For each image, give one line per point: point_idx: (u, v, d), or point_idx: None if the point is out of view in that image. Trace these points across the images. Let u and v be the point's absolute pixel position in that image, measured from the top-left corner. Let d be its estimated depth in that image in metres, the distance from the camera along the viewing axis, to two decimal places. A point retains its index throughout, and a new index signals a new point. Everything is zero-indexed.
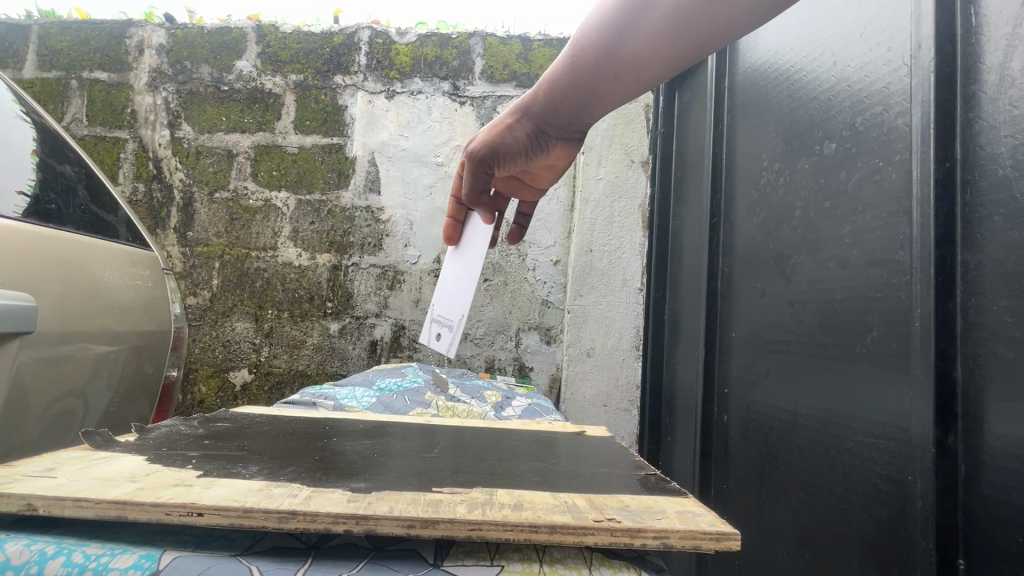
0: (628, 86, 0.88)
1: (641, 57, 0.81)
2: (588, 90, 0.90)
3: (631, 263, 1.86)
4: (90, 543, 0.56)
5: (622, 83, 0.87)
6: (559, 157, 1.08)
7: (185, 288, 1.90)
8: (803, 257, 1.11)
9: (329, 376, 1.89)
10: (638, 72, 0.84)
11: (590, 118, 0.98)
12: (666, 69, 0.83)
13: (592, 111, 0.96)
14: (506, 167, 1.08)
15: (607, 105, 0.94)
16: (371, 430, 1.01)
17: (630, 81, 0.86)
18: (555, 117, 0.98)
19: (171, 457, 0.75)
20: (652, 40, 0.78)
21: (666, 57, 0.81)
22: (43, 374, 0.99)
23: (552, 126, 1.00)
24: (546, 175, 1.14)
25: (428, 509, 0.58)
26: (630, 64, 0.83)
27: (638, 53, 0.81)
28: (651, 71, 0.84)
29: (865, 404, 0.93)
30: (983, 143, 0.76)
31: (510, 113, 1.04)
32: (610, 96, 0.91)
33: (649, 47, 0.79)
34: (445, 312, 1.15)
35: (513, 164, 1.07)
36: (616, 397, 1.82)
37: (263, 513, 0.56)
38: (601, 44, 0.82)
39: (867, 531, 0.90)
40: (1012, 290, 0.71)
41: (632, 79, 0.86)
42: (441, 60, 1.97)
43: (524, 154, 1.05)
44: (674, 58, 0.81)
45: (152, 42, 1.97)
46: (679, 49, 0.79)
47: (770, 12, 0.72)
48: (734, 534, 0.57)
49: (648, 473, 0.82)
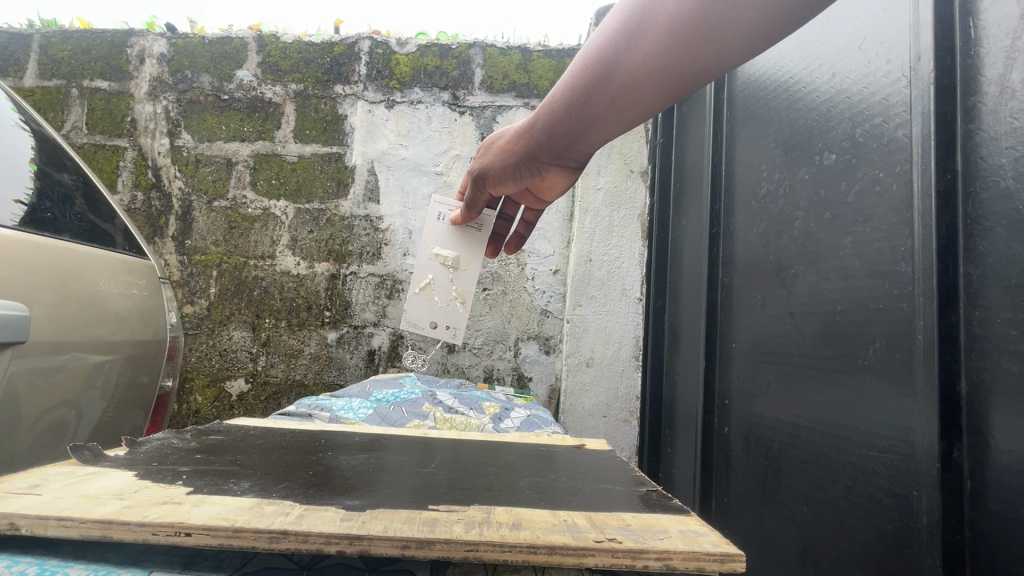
0: (626, 112, 0.84)
1: (638, 82, 0.78)
2: (585, 115, 0.87)
3: (631, 273, 1.82)
4: (74, 565, 0.54)
5: (619, 109, 0.84)
6: (555, 180, 1.07)
7: (183, 297, 1.89)
8: (803, 267, 1.10)
9: (327, 387, 1.88)
10: (645, 96, 0.80)
11: (589, 146, 0.95)
12: (664, 96, 0.80)
13: (590, 139, 0.93)
14: (497, 187, 1.12)
15: (606, 133, 0.90)
16: (368, 444, 0.99)
17: (632, 109, 0.83)
18: (552, 142, 0.96)
19: (160, 472, 0.73)
20: (650, 63, 0.75)
21: (673, 80, 0.76)
22: (34, 384, 0.97)
23: (548, 150, 0.98)
24: (547, 195, 1.14)
25: (425, 529, 0.57)
26: (625, 90, 0.80)
27: (635, 76, 0.78)
28: (650, 95, 0.80)
29: (869, 416, 0.91)
30: (984, 155, 0.75)
31: (510, 133, 1.04)
32: (609, 124, 0.88)
33: (649, 71, 0.76)
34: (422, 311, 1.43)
35: (505, 181, 1.09)
36: (616, 408, 1.76)
37: (253, 532, 0.54)
38: (598, 66, 0.80)
39: (872, 547, 0.88)
40: (1016, 303, 0.70)
41: (629, 106, 0.82)
42: (441, 70, 1.98)
43: (516, 171, 1.05)
44: (671, 83, 0.77)
45: (153, 51, 1.97)
46: (678, 73, 0.75)
47: (770, 36, 0.69)
48: (739, 555, 0.56)
49: (648, 489, 0.81)
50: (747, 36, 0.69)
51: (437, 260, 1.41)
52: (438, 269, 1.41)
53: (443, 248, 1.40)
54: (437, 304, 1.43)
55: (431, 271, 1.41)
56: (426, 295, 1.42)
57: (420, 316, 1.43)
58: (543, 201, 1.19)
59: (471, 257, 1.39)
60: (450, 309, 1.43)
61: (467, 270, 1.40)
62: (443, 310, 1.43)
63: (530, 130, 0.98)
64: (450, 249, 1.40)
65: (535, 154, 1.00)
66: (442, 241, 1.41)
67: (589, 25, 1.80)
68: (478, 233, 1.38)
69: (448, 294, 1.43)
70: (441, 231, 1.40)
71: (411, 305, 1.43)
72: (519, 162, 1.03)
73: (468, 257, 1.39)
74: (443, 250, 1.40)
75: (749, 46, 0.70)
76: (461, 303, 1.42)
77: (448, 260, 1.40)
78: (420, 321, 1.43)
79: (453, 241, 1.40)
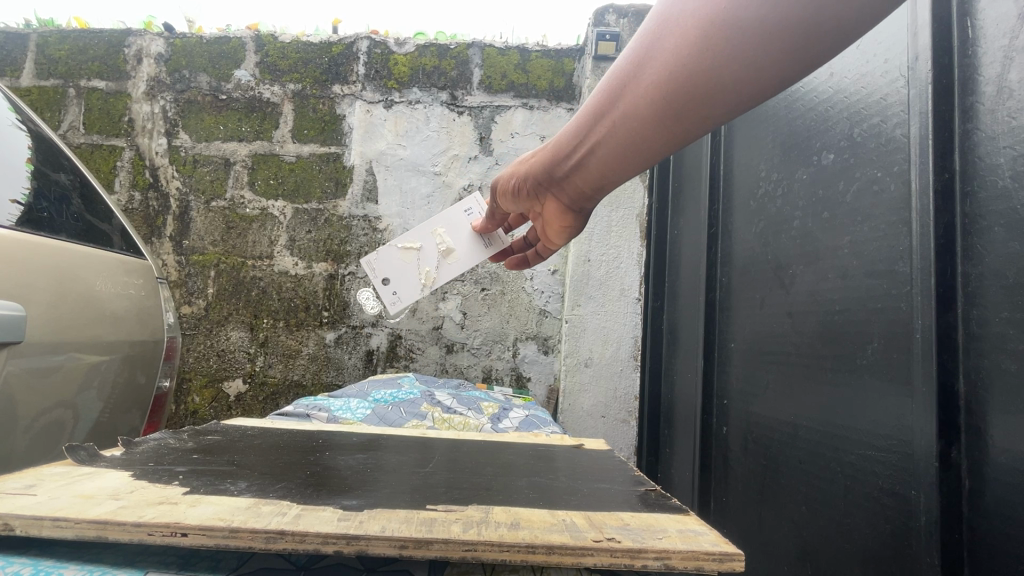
0: (628, 153, 0.73)
1: (633, 120, 0.67)
2: (592, 144, 0.77)
3: (630, 273, 1.77)
4: (69, 566, 0.54)
5: (618, 149, 0.73)
6: (564, 216, 0.98)
7: (180, 297, 1.89)
8: (802, 266, 1.10)
9: (325, 387, 1.87)
10: (650, 137, 0.68)
11: (597, 184, 0.85)
12: (667, 141, 0.67)
13: (596, 176, 0.82)
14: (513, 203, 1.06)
15: (613, 173, 0.80)
16: (366, 444, 0.99)
17: (638, 149, 0.71)
18: (559, 171, 0.87)
19: (157, 472, 0.73)
20: (648, 101, 0.63)
21: (680, 119, 0.63)
22: (30, 384, 0.97)
23: (555, 179, 0.90)
24: (558, 237, 1.05)
25: (423, 528, 0.57)
26: (623, 127, 0.69)
27: (630, 112, 0.67)
28: (649, 138, 0.68)
29: (867, 416, 0.91)
30: (982, 154, 0.75)
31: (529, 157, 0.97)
32: (614, 163, 0.76)
33: (649, 109, 0.64)
34: (390, 266, 1.41)
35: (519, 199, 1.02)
36: (615, 408, 1.74)
37: (250, 532, 0.54)
38: (605, 92, 0.70)
39: (871, 547, 0.88)
40: (1014, 302, 0.70)
41: (628, 147, 0.71)
42: (440, 70, 1.97)
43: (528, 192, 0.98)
44: (670, 127, 0.65)
45: (151, 51, 1.97)
46: (675, 116, 0.63)
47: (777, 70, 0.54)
48: (738, 554, 0.55)
49: (647, 488, 0.80)
50: (768, 64, 0.54)
51: (433, 238, 1.38)
52: (431, 245, 1.38)
53: (450, 234, 1.37)
54: (405, 271, 1.40)
55: (424, 240, 1.39)
56: (404, 254, 1.40)
57: (384, 266, 1.41)
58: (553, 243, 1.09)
59: (460, 258, 1.35)
60: (410, 279, 1.40)
61: (447, 264, 1.35)
62: (405, 277, 1.40)
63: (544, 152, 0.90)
64: (455, 240, 1.37)
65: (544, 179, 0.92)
66: (451, 229, 1.38)
67: (589, 25, 1.80)
68: (485, 248, 1.33)
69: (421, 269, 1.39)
70: (457, 221, 1.38)
71: (388, 254, 1.42)
72: (529, 188, 0.97)
73: (459, 255, 1.35)
74: (445, 234, 1.37)
75: (773, 76, 0.55)
76: (421, 284, 1.38)
77: (443, 245, 1.37)
78: (380, 269, 1.42)
79: (460, 236, 1.37)
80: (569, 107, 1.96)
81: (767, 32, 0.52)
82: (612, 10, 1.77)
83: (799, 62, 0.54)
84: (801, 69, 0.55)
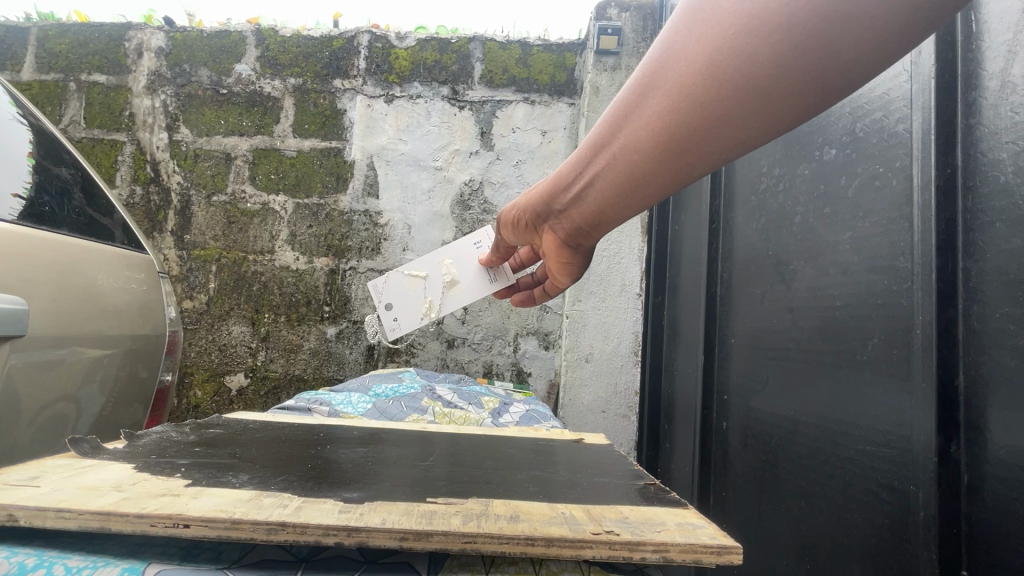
0: (634, 185, 0.70)
1: (641, 149, 0.65)
2: (597, 171, 0.75)
3: (631, 268, 1.78)
4: (73, 556, 0.54)
5: (624, 181, 0.71)
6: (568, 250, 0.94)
7: (181, 292, 1.89)
8: (802, 262, 1.10)
9: (326, 382, 1.88)
10: (658, 163, 0.65)
11: (604, 217, 0.82)
12: (677, 172, 0.65)
13: (600, 208, 0.80)
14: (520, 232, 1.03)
15: (619, 206, 0.77)
16: (367, 438, 0.99)
17: (644, 177, 0.68)
18: (566, 201, 0.85)
19: (159, 465, 0.73)
20: (657, 128, 0.61)
21: (691, 145, 0.60)
22: (33, 378, 0.97)
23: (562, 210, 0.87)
24: (565, 272, 1.01)
25: (422, 521, 0.57)
26: (630, 157, 0.67)
27: (639, 141, 0.64)
28: (657, 169, 0.66)
29: (865, 411, 0.91)
30: (985, 149, 0.75)
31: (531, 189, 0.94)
32: (618, 193, 0.74)
33: (658, 133, 0.61)
34: (393, 293, 1.44)
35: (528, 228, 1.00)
36: (614, 404, 1.75)
37: (251, 524, 0.54)
38: (614, 116, 0.67)
39: (869, 540, 0.89)
40: (1015, 298, 0.70)
41: (637, 179, 0.69)
42: (441, 64, 1.96)
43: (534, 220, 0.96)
44: (681, 156, 0.62)
45: (151, 45, 1.96)
46: (685, 145, 0.60)
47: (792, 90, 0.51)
48: (736, 547, 0.56)
49: (647, 483, 0.81)
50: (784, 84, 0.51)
51: (438, 269, 1.38)
52: (434, 276, 1.39)
53: (455, 267, 1.37)
54: (408, 297, 1.42)
55: (429, 269, 1.40)
56: (410, 284, 1.43)
57: (388, 291, 1.45)
58: (564, 279, 1.04)
59: (461, 291, 1.35)
60: (410, 308, 1.42)
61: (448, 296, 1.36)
62: (409, 307, 1.42)
63: (547, 184, 0.88)
64: (460, 273, 1.36)
65: (548, 208, 0.90)
66: (458, 261, 1.36)
67: (590, 20, 1.79)
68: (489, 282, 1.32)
69: (423, 300, 1.41)
70: (465, 252, 1.37)
71: (393, 279, 1.44)
72: (535, 217, 0.95)
73: (464, 288, 1.35)
74: (451, 266, 1.37)
75: (790, 98, 0.52)
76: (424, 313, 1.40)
77: (447, 277, 1.37)
78: (383, 292, 1.45)
79: (466, 270, 1.36)
80: (571, 102, 1.95)
81: (780, 53, 0.49)
82: (613, 4, 1.76)
83: (816, 84, 0.51)
84: (819, 92, 0.51)
